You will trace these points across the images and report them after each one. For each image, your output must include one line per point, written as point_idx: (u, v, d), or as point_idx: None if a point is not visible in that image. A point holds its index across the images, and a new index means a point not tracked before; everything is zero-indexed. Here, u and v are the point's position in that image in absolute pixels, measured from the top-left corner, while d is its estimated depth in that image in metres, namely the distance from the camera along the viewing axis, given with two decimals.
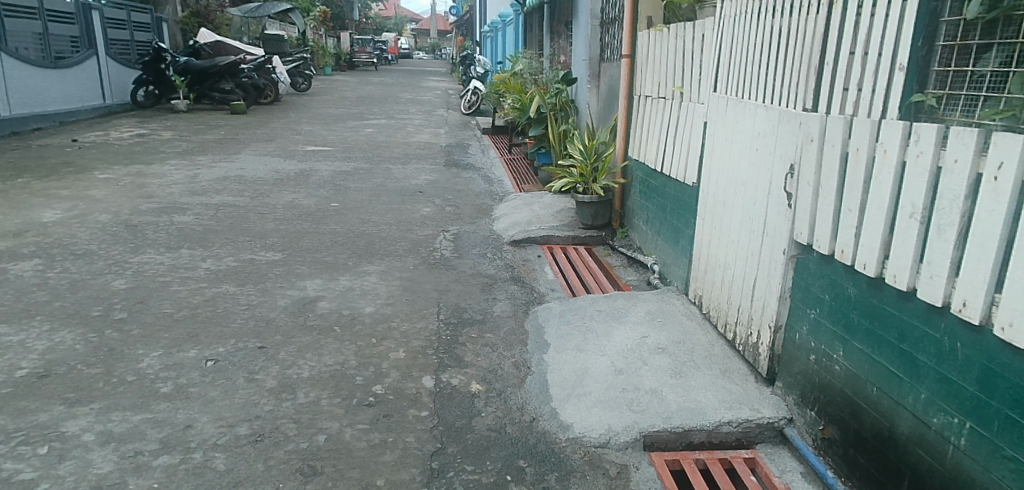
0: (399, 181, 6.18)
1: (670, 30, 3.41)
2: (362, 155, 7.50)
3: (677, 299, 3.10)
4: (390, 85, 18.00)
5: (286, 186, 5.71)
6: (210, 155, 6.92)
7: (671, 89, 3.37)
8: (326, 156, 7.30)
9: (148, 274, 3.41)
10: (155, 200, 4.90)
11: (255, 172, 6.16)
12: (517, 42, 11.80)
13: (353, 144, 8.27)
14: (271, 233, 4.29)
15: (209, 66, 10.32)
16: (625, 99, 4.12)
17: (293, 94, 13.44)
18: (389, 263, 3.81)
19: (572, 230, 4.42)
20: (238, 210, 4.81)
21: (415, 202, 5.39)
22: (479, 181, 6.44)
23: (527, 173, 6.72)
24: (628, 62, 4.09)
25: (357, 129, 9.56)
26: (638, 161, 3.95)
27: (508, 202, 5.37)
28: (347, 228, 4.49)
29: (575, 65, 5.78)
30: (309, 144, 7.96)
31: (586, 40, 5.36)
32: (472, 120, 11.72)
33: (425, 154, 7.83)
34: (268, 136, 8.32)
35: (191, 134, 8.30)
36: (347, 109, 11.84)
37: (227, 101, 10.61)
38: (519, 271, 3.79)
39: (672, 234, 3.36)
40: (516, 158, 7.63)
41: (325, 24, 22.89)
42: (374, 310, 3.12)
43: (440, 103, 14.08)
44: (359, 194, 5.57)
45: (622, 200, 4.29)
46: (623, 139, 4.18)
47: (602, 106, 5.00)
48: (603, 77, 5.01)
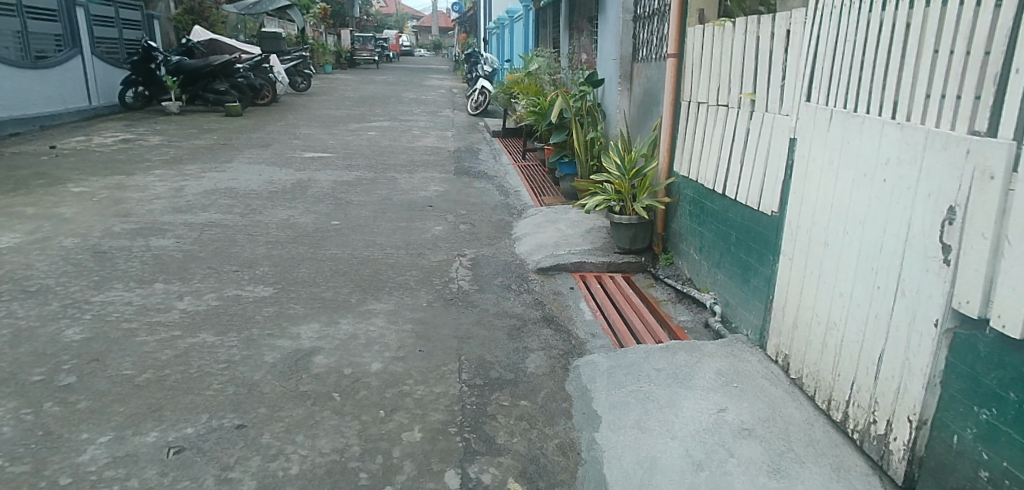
0: (405, 193, 5.62)
1: (737, 26, 2.87)
2: (364, 162, 6.96)
3: (751, 354, 2.56)
4: (392, 83, 17.42)
5: (281, 199, 5.16)
6: (200, 163, 6.37)
7: (739, 98, 2.84)
8: (325, 164, 6.76)
9: (110, 319, 2.86)
10: (131, 219, 4.36)
11: (247, 184, 5.62)
12: (527, 39, 11.25)
13: (354, 150, 7.71)
14: (261, 260, 3.73)
15: (203, 66, 9.84)
16: (671, 105, 3.59)
17: (292, 94, 12.91)
18: (397, 300, 3.25)
19: (607, 256, 3.85)
20: (224, 230, 4.26)
21: (424, 219, 4.84)
22: (494, 192, 5.88)
23: (546, 183, 6.17)
24: (675, 62, 3.55)
25: (359, 132, 9.00)
26: (689, 179, 3.40)
27: (528, 220, 4.81)
28: (348, 254, 3.94)
29: (602, 64, 5.22)
30: (307, 150, 7.41)
31: (615, 37, 4.80)
32: (480, 121, 11.17)
33: (433, 161, 7.27)
34: (265, 142, 7.77)
35: (181, 139, 7.75)
36: (349, 110, 11.29)
37: (222, 103, 10.07)
38: (550, 310, 3.23)
39: (740, 272, 2.82)
40: (532, 165, 7.08)
41: (326, 22, 22.37)
42: (381, 368, 2.56)
43: (445, 103, 13.52)
44: (362, 209, 5.02)
45: (666, 222, 3.74)
46: (668, 151, 3.64)
47: (637, 112, 4.45)
48: (638, 79, 4.45)
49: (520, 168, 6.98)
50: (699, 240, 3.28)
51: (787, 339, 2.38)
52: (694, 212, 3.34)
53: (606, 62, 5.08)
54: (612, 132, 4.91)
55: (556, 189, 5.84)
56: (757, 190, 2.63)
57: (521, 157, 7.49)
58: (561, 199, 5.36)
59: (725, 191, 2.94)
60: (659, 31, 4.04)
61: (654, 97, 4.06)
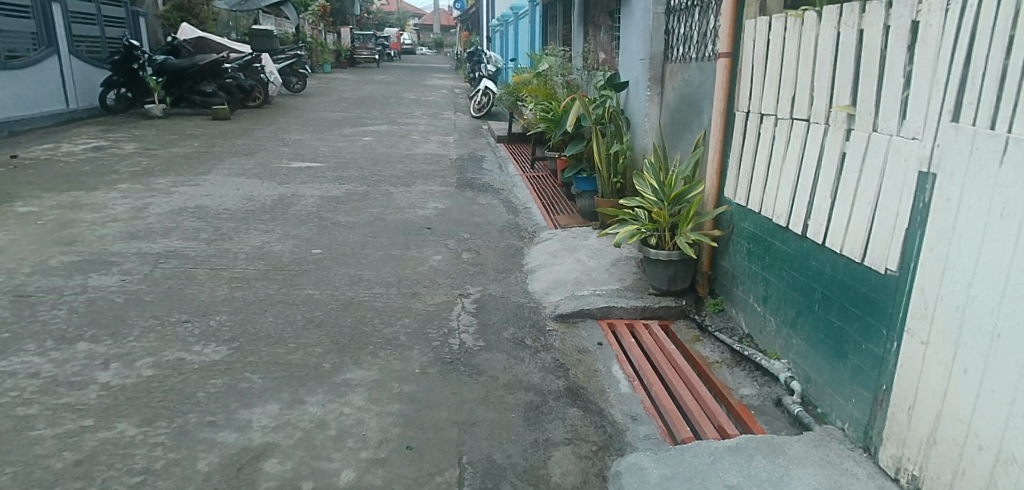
0: (401, 212, 4.96)
1: (823, 17, 2.21)
2: (357, 174, 6.30)
3: (855, 464, 1.88)
4: (392, 83, 16.77)
5: (259, 221, 4.50)
6: (173, 176, 5.72)
7: (828, 111, 2.17)
8: (314, 176, 6.11)
9: (6, 401, 2.20)
10: (74, 248, 3.70)
11: (222, 201, 4.96)
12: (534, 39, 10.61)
13: (347, 159, 7.05)
14: (219, 306, 3.06)
15: (189, 66, 9.19)
16: (722, 116, 2.92)
17: (286, 95, 12.27)
18: (382, 364, 2.58)
19: (640, 298, 3.17)
20: (183, 263, 3.60)
21: (421, 245, 4.17)
22: (500, 210, 5.21)
23: (558, 198, 5.51)
24: (727, 63, 2.88)
25: (354, 138, 8.35)
26: (749, 209, 2.74)
27: (542, 248, 4.13)
28: (327, 295, 3.27)
29: (625, 64, 4.54)
30: (295, 160, 6.76)
31: (642, 32, 4.13)
32: (483, 125, 10.52)
33: (434, 172, 6.62)
34: (250, 150, 7.12)
35: (159, 147, 7.10)
36: (344, 113, 10.64)
37: (210, 106, 9.49)
38: (577, 379, 2.56)
39: (832, 341, 2.15)
40: (541, 176, 6.42)
41: (325, 19, 21.75)
42: (352, 482, 1.89)
43: (447, 105, 12.87)
44: (351, 233, 4.35)
45: (713, 259, 3.06)
46: (717, 173, 2.96)
47: (671, 122, 3.78)
48: (673, 83, 3.78)
49: (529, 180, 6.32)
50: (763, 288, 2.62)
51: (916, 454, 1.71)
52: (756, 251, 2.68)
53: (630, 61, 4.40)
54: (639, 143, 4.23)
55: (571, 207, 5.16)
56: (860, 236, 1.97)
57: (530, 167, 6.82)
58: (577, 221, 4.70)
59: (806, 231, 2.28)
60: (701, 23, 3.35)
61: (695, 104, 3.39)
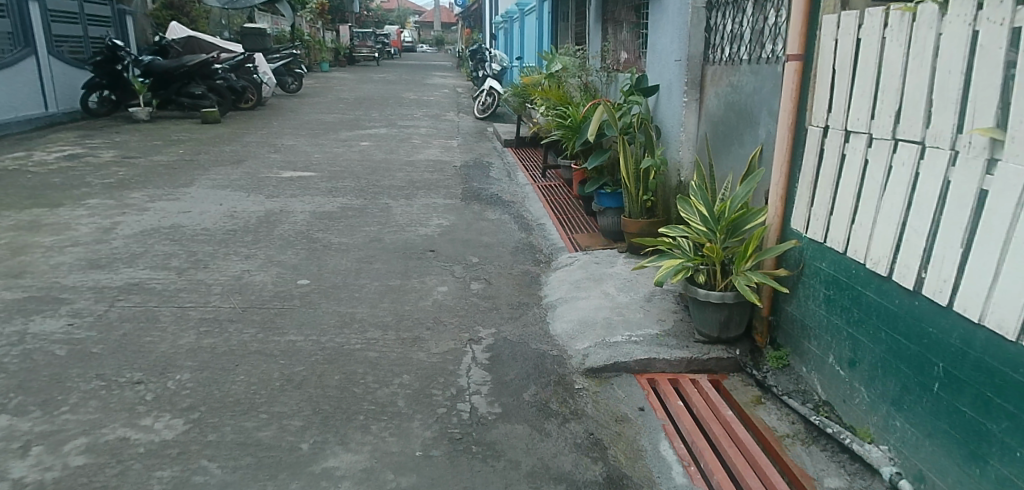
0: (400, 231, 4.45)
1: (945, 10, 1.72)
2: (353, 185, 5.80)
3: None
4: (392, 82, 16.26)
5: (239, 244, 4.01)
6: (150, 189, 5.24)
7: (958, 134, 1.67)
8: (306, 188, 5.61)
9: None
10: (20, 283, 3.21)
11: (201, 219, 4.48)
12: (542, 36, 10.11)
13: (343, 168, 6.55)
14: (180, 357, 2.56)
15: (176, 67, 8.81)
16: (790, 131, 2.44)
17: (281, 96, 11.78)
18: (374, 445, 2.07)
19: (684, 348, 2.65)
20: (146, 299, 3.10)
21: (424, 273, 3.66)
22: (511, 228, 4.69)
23: (575, 213, 5.01)
24: (800, 67, 2.40)
25: (351, 143, 7.85)
26: (829, 247, 2.25)
27: (562, 277, 3.61)
28: (312, 341, 2.76)
29: (655, 65, 4.05)
30: (286, 170, 6.27)
31: (678, 29, 3.64)
32: (488, 127, 10.02)
33: (437, 182, 6.11)
34: (239, 159, 6.63)
35: (141, 155, 6.63)
36: (342, 115, 10.15)
37: (199, 108, 9.11)
38: (618, 463, 2.05)
39: (963, 438, 1.64)
40: (554, 186, 5.92)
41: (323, 17, 21.28)
42: None
43: (450, 106, 12.35)
44: (344, 258, 3.85)
45: (774, 302, 2.56)
46: (783, 198, 2.49)
47: (715, 134, 3.30)
48: (718, 88, 3.30)
49: (541, 190, 5.81)
50: (850, 349, 2.11)
51: None
52: (839, 302, 2.18)
53: (662, 63, 3.91)
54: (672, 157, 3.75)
55: (591, 224, 4.66)
56: (1017, 308, 1.46)
57: (541, 175, 6.30)
58: (600, 242, 4.21)
59: (920, 287, 1.78)
60: (765, 19, 2.82)
61: (749, 114, 2.92)
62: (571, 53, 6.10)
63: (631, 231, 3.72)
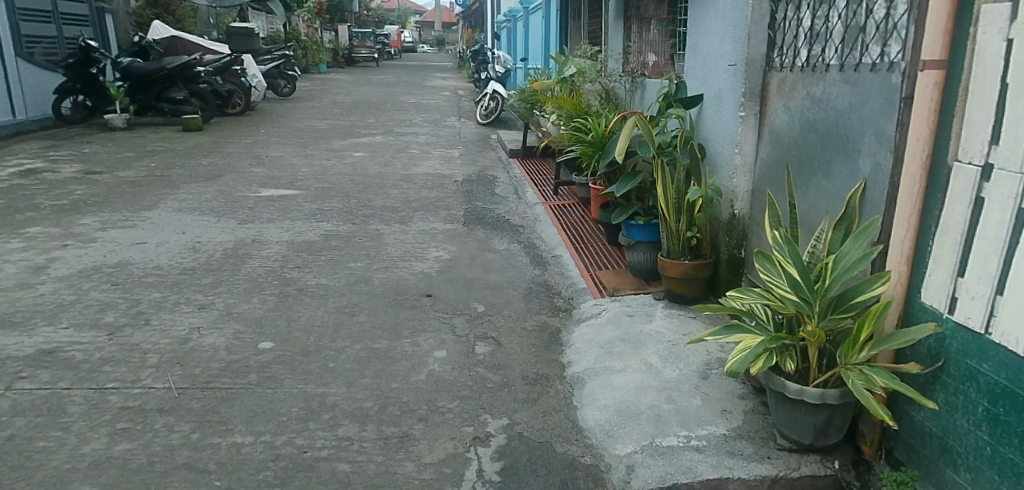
0: (392, 269, 3.76)
1: None
2: (341, 206, 5.13)
3: None
4: (391, 84, 15.63)
5: (196, 288, 3.33)
6: (107, 213, 4.57)
7: None
8: (288, 209, 4.93)
9: None
10: None
11: (157, 252, 3.80)
12: (549, 38, 9.50)
13: (331, 184, 5.89)
14: (77, 480, 1.87)
15: (156, 70, 8.20)
16: (923, 164, 1.77)
17: (273, 100, 11.15)
18: None
19: (765, 461, 1.96)
20: (57, 376, 2.41)
21: (417, 328, 2.98)
22: (523, 262, 3.99)
23: (596, 241, 4.33)
24: (941, 77, 1.72)
25: (343, 154, 7.20)
26: (993, 343, 1.56)
27: (588, 336, 2.89)
28: (263, 445, 2.07)
29: (694, 67, 3.37)
30: (267, 188, 5.61)
31: (730, 26, 2.96)
32: (492, 134, 9.37)
33: (436, 201, 5.42)
34: (216, 174, 5.97)
35: (107, 170, 5.96)
36: (336, 121, 9.50)
37: (181, 114, 8.48)
38: None
39: None
40: (568, 206, 5.26)
41: (320, 18, 20.69)
42: None
43: (451, 110, 11.71)
44: (320, 307, 3.17)
45: (892, 401, 1.88)
46: (911, 261, 1.81)
47: (784, 159, 2.64)
48: (787, 99, 2.62)
49: (554, 212, 5.13)
50: None
51: None
52: (1017, 429, 1.49)
53: (705, 65, 3.23)
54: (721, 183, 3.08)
55: (617, 257, 3.99)
56: None
57: (553, 192, 5.64)
58: (630, 282, 3.53)
59: None
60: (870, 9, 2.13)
61: (841, 137, 2.25)
62: (586, 54, 5.41)
63: (671, 276, 3.07)
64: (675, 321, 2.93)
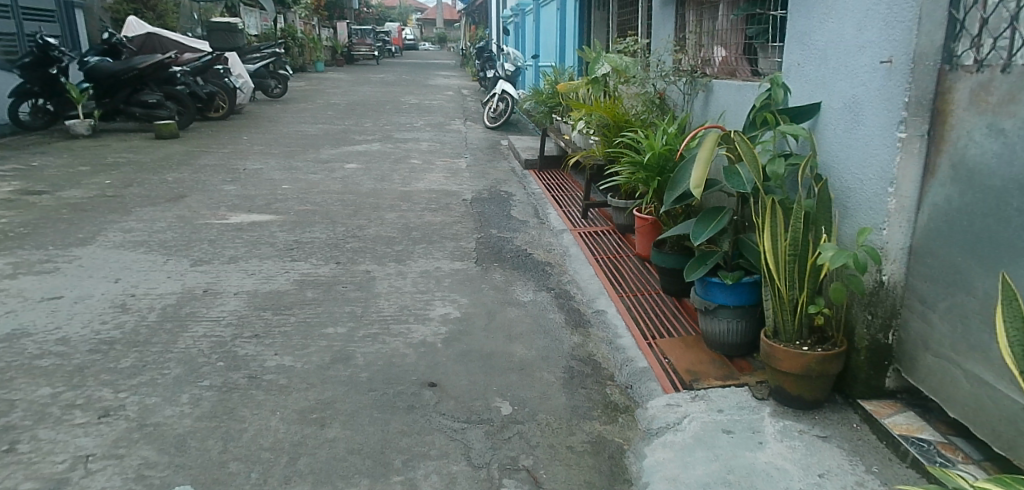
0: (381, 336, 2.81)
1: None
2: (324, 237, 4.19)
3: None
4: (391, 83, 14.70)
5: (104, 376, 2.38)
6: (25, 252, 3.64)
7: None
8: (257, 243, 4.00)
9: None
10: None
11: (69, 315, 2.87)
12: (565, 32, 8.58)
13: (315, 205, 4.97)
14: None
15: (124, 70, 7.35)
16: None
17: (263, 102, 10.25)
18: None
19: None
20: None
21: (415, 452, 2.02)
22: (556, 323, 3.02)
23: (649, 292, 3.38)
24: None
25: (333, 167, 6.30)
26: None
27: (671, 472, 1.90)
28: None
29: (803, 65, 2.43)
30: (236, 211, 4.68)
31: (880, 4, 2.00)
32: (502, 139, 8.44)
33: (441, 228, 4.47)
34: (179, 194, 5.04)
35: (50, 190, 5.04)
36: (329, 126, 8.59)
37: (154, 119, 7.61)
38: None
39: None
40: (602, 237, 4.33)
41: (318, 14, 19.82)
42: None
43: (456, 111, 10.76)
44: (275, 411, 2.22)
45: None
46: None
47: (989, 210, 1.70)
48: (996, 115, 1.67)
49: (589, 245, 4.19)
50: None
51: None
52: None
53: (826, 61, 2.28)
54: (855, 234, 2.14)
55: (682, 319, 3.05)
56: None
57: (582, 217, 4.70)
58: (709, 361, 2.58)
59: None
60: None
61: None
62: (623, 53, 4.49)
63: (784, 370, 2.12)
64: (800, 449, 1.95)
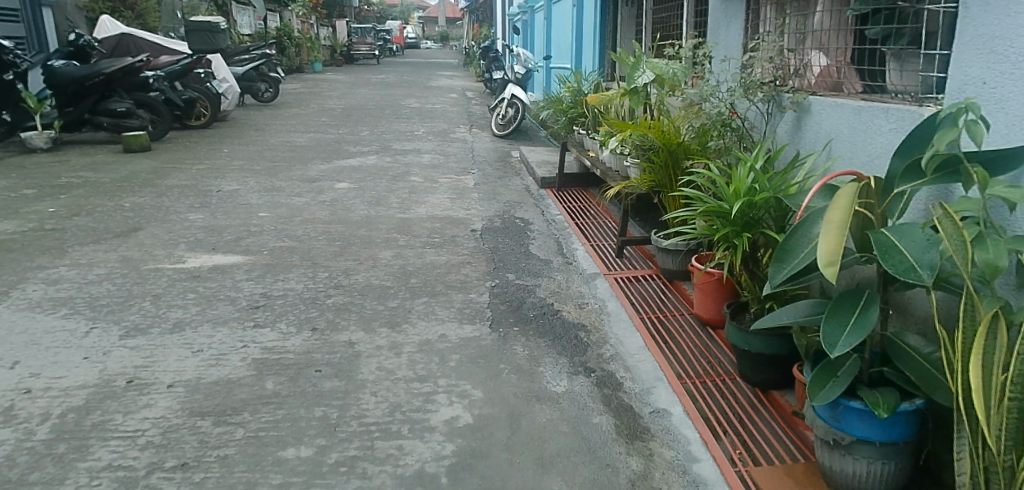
0: (361, 464, 1.98)
1: None
2: (299, 287, 3.38)
3: None
4: (390, 85, 13.91)
5: None
6: None
7: None
8: (213, 298, 3.19)
9: None
10: None
11: None
12: (582, 32, 7.76)
13: (292, 239, 4.16)
14: None
15: (89, 75, 6.62)
16: None
17: (251, 109, 9.47)
18: None
19: None
20: None
21: None
22: (604, 434, 2.19)
23: (723, 378, 2.56)
24: None
25: (321, 188, 5.50)
26: None
27: None
28: None
29: (1005, 84, 1.60)
30: (196, 250, 3.88)
31: None
32: (512, 150, 7.62)
33: (445, 274, 3.66)
34: (133, 226, 4.25)
35: None
36: (320, 136, 7.80)
37: (123, 130, 6.90)
38: None
39: None
40: (646, 287, 3.51)
41: (316, 13, 19.04)
42: None
43: (460, 117, 9.95)
44: None
45: None
46: None
47: None
48: None
49: (631, 297, 3.36)
50: None
51: None
52: None
53: None
54: None
55: (777, 429, 2.22)
56: None
57: (618, 258, 3.88)
58: None
59: None
60: None
61: None
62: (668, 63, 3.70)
63: None
64: None
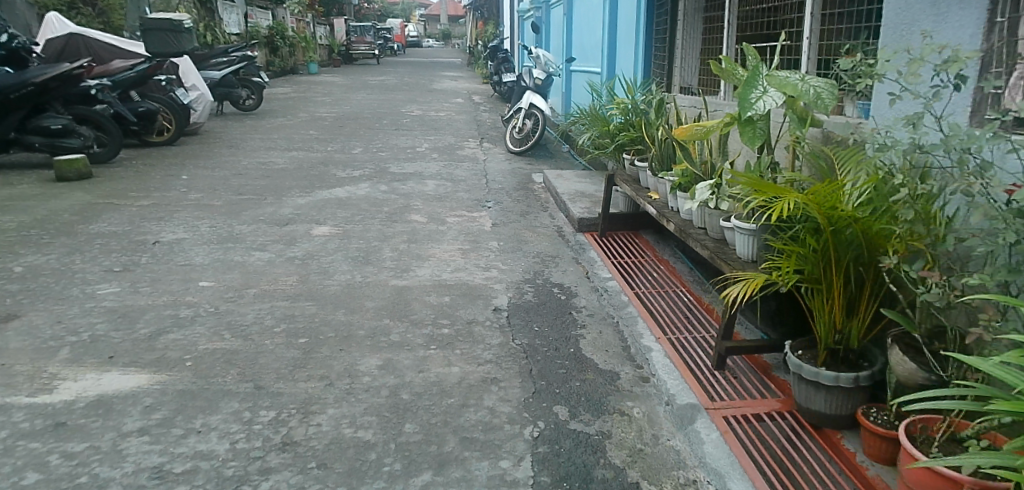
0: None
1: None
2: (220, 450, 2.07)
3: None
4: (390, 88, 12.61)
5: None
6: None
7: None
8: (65, 482, 1.90)
9: None
10: None
11: None
12: (617, 31, 6.43)
13: (233, 335, 2.86)
14: None
15: (15, 85, 5.32)
16: None
17: (228, 120, 8.16)
18: None
19: None
20: None
21: None
22: None
23: None
24: None
25: (290, 235, 4.20)
26: None
27: None
28: None
29: None
30: (80, 362, 2.58)
31: None
32: (533, 172, 6.31)
33: (458, 409, 2.35)
34: (9, 313, 2.97)
35: None
36: (303, 155, 6.51)
37: (59, 152, 5.62)
38: None
39: None
40: (779, 440, 2.21)
41: (313, 9, 17.77)
42: None
43: (469, 127, 8.63)
44: None
45: None
46: None
47: None
48: None
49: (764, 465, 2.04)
50: None
51: None
52: None
53: None
54: None
55: None
56: None
57: (721, 378, 2.57)
58: None
59: None
60: None
61: None
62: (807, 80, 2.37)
63: None
64: None
